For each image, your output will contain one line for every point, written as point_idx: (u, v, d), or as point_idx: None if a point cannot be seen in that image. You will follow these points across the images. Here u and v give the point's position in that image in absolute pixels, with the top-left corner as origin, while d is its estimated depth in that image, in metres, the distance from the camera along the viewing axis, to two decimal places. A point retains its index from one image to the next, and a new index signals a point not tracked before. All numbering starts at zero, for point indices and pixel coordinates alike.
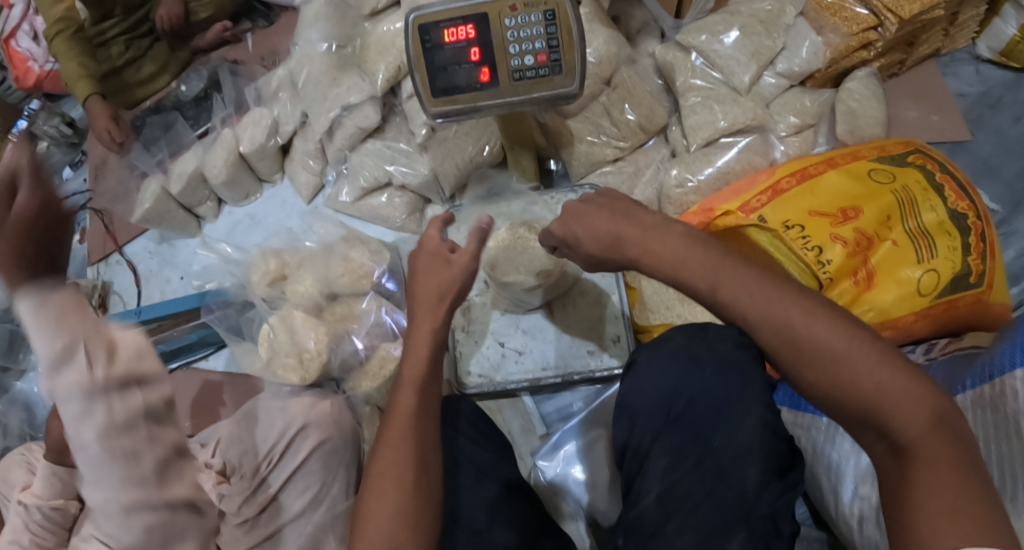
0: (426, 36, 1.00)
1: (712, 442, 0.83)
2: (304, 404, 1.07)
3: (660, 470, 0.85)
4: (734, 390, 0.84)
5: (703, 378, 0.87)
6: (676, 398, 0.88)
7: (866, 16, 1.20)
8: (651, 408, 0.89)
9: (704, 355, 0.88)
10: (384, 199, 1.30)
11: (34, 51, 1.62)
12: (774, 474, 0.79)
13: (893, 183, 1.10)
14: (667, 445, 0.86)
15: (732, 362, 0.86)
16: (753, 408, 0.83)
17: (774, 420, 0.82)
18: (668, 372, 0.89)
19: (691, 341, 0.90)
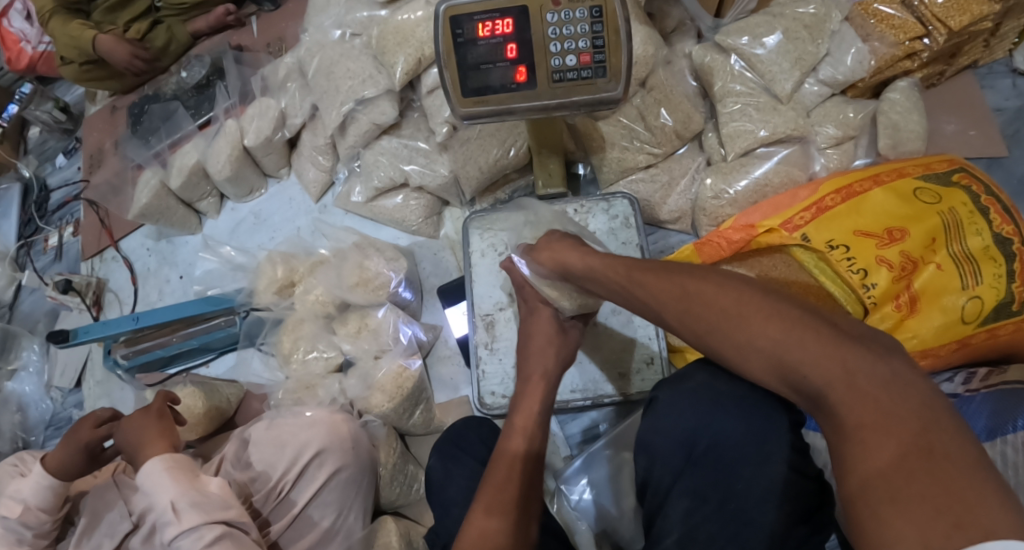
0: (458, 29, 0.93)
1: (735, 485, 0.75)
2: (319, 426, 0.99)
3: (680, 513, 0.78)
4: (761, 430, 0.75)
5: (724, 418, 0.77)
6: (696, 438, 0.79)
7: (913, 24, 1.13)
8: (672, 445, 0.80)
9: (725, 393, 0.78)
10: (400, 201, 1.23)
11: (28, 32, 1.51)
12: (799, 517, 0.73)
13: (939, 205, 1.04)
14: (688, 485, 0.78)
15: (756, 399, 0.77)
16: (778, 450, 0.74)
17: (805, 461, 0.74)
18: (688, 409, 0.80)
19: (717, 377, 0.81)
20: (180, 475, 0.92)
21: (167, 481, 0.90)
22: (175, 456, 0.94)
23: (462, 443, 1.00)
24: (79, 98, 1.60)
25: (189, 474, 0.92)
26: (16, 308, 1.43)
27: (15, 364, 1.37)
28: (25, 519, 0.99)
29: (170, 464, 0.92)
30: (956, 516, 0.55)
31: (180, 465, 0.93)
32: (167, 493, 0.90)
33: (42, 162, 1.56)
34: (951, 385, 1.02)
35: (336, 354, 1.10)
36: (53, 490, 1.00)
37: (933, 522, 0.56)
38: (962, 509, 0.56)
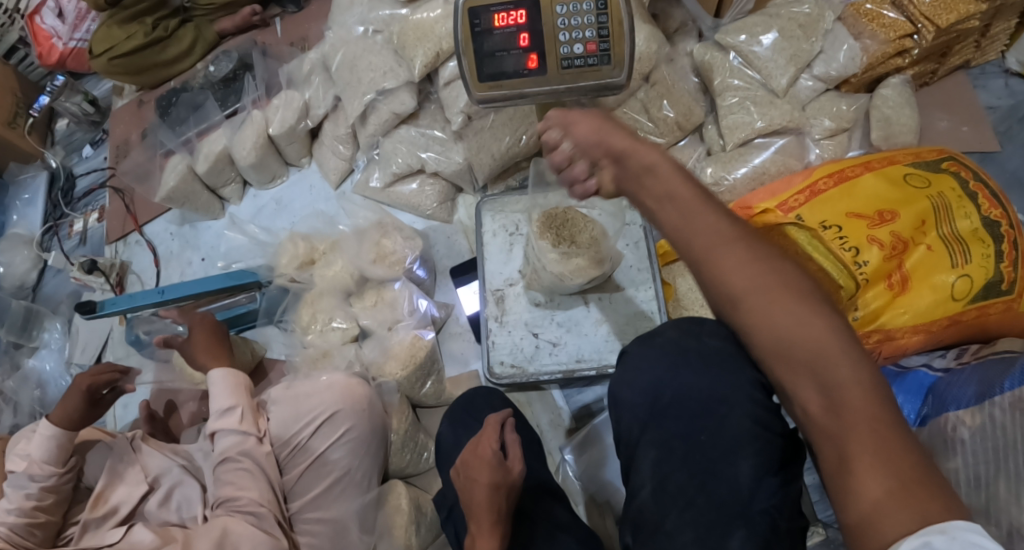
0: (476, 19, 1.02)
1: (700, 437, 0.81)
2: (332, 391, 1.05)
3: (650, 462, 0.83)
4: (722, 386, 0.81)
5: (688, 374, 0.84)
6: (661, 391, 0.85)
7: (902, 23, 1.21)
8: (639, 398, 0.86)
9: (692, 351, 0.84)
10: (415, 187, 1.29)
11: (60, 29, 1.60)
12: (766, 468, 0.77)
13: (928, 189, 1.09)
14: (655, 438, 0.84)
15: (721, 359, 0.83)
16: (741, 406, 0.80)
17: (765, 414, 0.80)
18: (655, 364, 0.86)
19: (683, 336, 0.86)
20: (238, 384, 1.05)
21: (229, 394, 1.03)
22: (235, 372, 1.06)
23: (473, 411, 1.07)
24: (107, 93, 1.69)
25: (245, 387, 1.06)
26: (40, 289, 1.52)
27: (36, 341, 1.46)
28: (32, 472, 1.10)
29: (231, 377, 1.05)
30: (946, 502, 0.62)
31: (241, 381, 1.06)
32: (225, 400, 1.03)
33: (69, 152, 1.66)
34: (944, 360, 1.07)
35: (353, 326, 1.15)
36: (56, 440, 1.12)
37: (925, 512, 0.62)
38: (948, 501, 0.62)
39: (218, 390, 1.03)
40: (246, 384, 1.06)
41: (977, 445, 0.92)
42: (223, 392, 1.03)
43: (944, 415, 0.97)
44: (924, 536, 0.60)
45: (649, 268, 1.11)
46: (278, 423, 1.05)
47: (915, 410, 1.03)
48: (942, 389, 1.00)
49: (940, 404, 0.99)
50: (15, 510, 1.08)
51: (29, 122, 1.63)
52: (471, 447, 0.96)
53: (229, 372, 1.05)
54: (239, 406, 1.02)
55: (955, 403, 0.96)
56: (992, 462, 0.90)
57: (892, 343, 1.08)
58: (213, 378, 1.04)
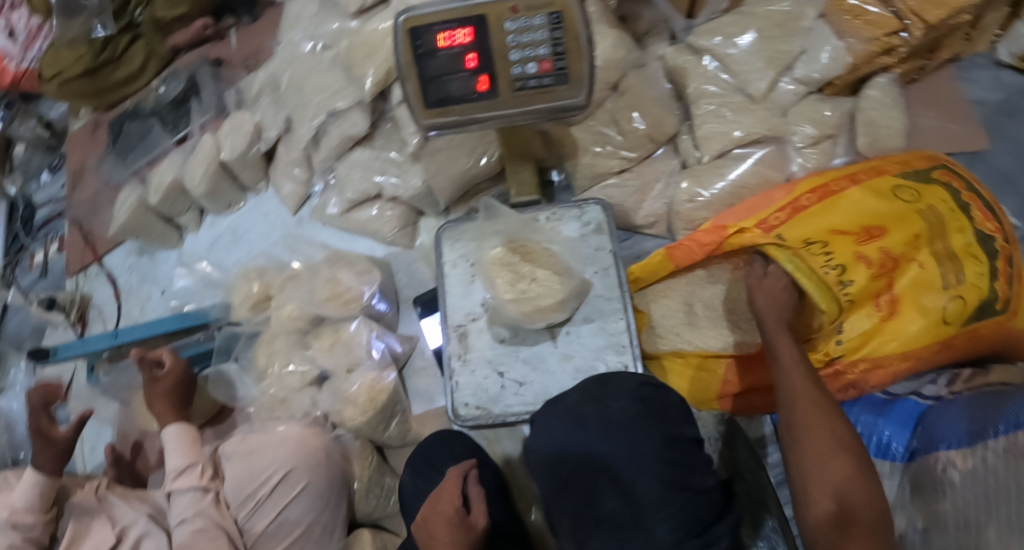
0: (417, 40, 0.93)
1: (609, 503, 0.79)
2: (289, 444, 1.01)
3: (564, 529, 0.81)
4: (630, 452, 0.79)
5: (591, 438, 0.81)
6: (563, 456, 0.81)
7: (887, 19, 1.11)
8: (543, 463, 0.83)
9: (591, 416, 0.81)
10: (374, 212, 1.22)
11: (10, 50, 1.52)
12: (684, 533, 0.76)
13: (919, 202, 1.01)
14: (565, 504, 0.81)
15: (623, 423, 0.80)
16: (652, 469, 0.78)
17: (676, 475, 0.78)
18: (554, 428, 0.81)
19: (583, 397, 0.82)
20: (192, 440, 1.04)
21: (185, 448, 1.03)
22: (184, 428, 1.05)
23: (432, 460, 1.02)
24: (64, 115, 1.59)
25: (197, 443, 1.05)
26: (3, 326, 1.44)
27: (3, 382, 1.38)
28: (16, 521, 1.05)
29: (185, 433, 1.05)
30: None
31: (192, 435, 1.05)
32: (177, 457, 1.02)
33: (27, 179, 1.59)
34: (935, 388, 0.99)
35: (311, 368, 1.09)
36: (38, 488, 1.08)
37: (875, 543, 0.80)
38: None
39: (173, 445, 1.03)
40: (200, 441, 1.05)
41: (968, 490, 0.83)
42: (176, 449, 1.03)
43: (935, 454, 0.89)
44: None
45: (619, 296, 1.03)
46: (233, 480, 1.02)
47: (904, 444, 0.97)
48: (933, 422, 0.94)
49: (930, 441, 0.91)
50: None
51: None
52: (430, 500, 0.89)
53: (184, 427, 1.05)
54: (195, 462, 1.02)
55: (945, 442, 0.89)
56: (984, 505, 0.81)
57: (881, 371, 1.00)
58: (169, 435, 1.04)
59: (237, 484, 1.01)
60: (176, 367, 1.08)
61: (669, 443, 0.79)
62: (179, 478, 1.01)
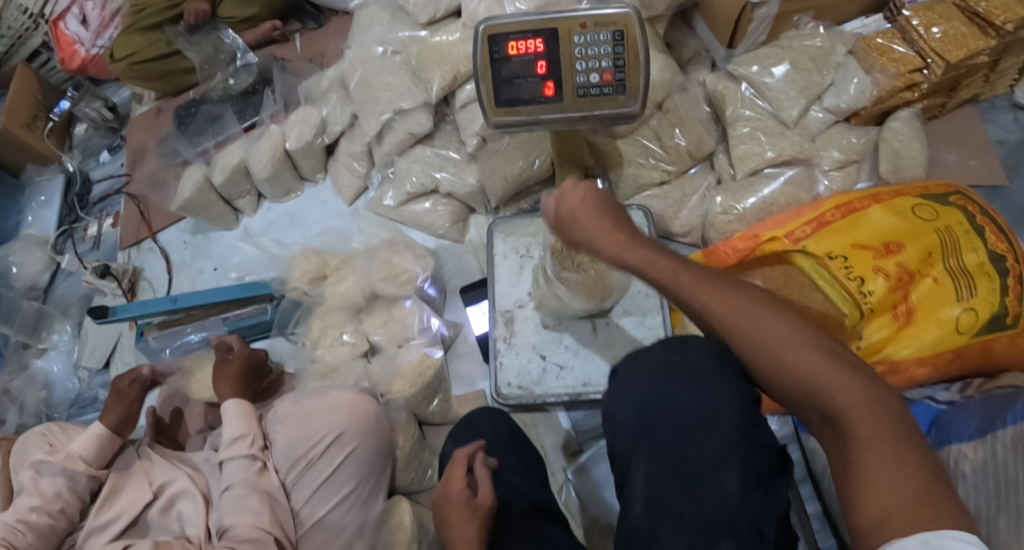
0: (494, 47, 1.03)
1: (686, 449, 0.82)
2: (344, 407, 1.07)
3: (642, 475, 0.84)
4: (708, 401, 0.82)
5: (675, 389, 0.85)
6: (649, 404, 0.86)
7: (912, 57, 1.22)
8: (630, 413, 0.88)
9: (677, 366, 0.86)
10: (428, 206, 1.32)
11: (82, 35, 1.63)
12: (755, 480, 0.78)
13: (936, 222, 1.10)
14: (646, 451, 0.85)
15: (705, 374, 0.84)
16: (729, 418, 0.81)
17: (751, 426, 0.81)
18: (642, 381, 0.88)
19: (669, 353, 0.88)
20: (248, 413, 1.09)
21: (240, 418, 1.07)
22: (245, 402, 1.10)
23: (476, 426, 1.11)
24: (126, 99, 1.72)
25: (254, 416, 1.09)
26: (51, 291, 1.53)
27: (45, 342, 1.46)
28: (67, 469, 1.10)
29: (236, 407, 1.08)
30: (932, 507, 0.65)
31: (249, 410, 1.09)
32: (233, 428, 1.06)
33: (86, 157, 1.68)
34: (948, 393, 1.06)
35: (362, 341, 1.18)
36: (99, 440, 1.14)
37: (920, 513, 0.65)
38: (931, 505, 0.65)
39: (229, 416, 1.07)
40: (255, 412, 1.10)
41: (978, 480, 0.90)
42: (233, 419, 1.07)
43: (945, 448, 0.95)
44: (898, 500, 0.66)
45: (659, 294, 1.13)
46: (285, 450, 1.06)
47: None
48: (946, 421, 0.98)
49: (941, 437, 0.96)
50: (39, 508, 1.06)
51: (48, 125, 1.64)
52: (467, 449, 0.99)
53: (234, 404, 1.09)
54: (247, 432, 1.06)
55: (958, 437, 0.94)
56: (995, 497, 0.89)
57: (898, 375, 1.07)
58: (226, 409, 1.09)
59: (290, 452, 1.06)
60: (248, 353, 1.18)
61: (749, 395, 0.83)
62: (228, 450, 1.04)
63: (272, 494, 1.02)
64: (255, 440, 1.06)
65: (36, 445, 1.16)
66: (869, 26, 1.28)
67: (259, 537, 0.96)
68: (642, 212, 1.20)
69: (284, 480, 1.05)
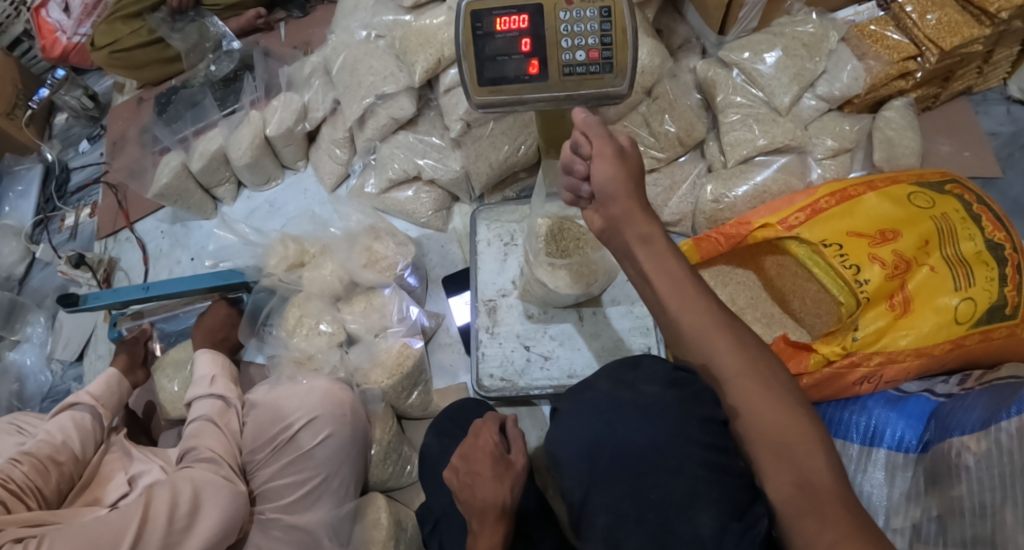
0: (478, 23, 1.00)
1: (649, 494, 0.76)
2: (319, 393, 1.03)
3: (601, 529, 0.77)
4: (664, 439, 0.78)
5: (627, 427, 0.80)
6: (599, 447, 0.80)
7: (906, 45, 1.20)
8: (577, 456, 0.81)
9: (628, 402, 0.82)
10: (411, 194, 1.28)
11: (65, 23, 1.55)
12: (729, 515, 0.73)
13: (932, 210, 1.07)
14: (603, 502, 0.78)
15: (659, 407, 0.80)
16: (692, 452, 0.77)
17: (714, 459, 0.77)
18: (589, 421, 0.82)
19: (617, 389, 0.85)
20: (223, 363, 1.11)
21: (210, 361, 1.09)
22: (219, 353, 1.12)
23: (459, 420, 1.07)
24: (109, 89, 1.63)
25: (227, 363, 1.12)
26: (26, 282, 1.45)
27: (20, 335, 1.39)
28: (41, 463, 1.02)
29: (208, 354, 1.10)
30: None
31: (223, 360, 1.11)
32: (206, 368, 1.09)
33: (66, 147, 1.59)
34: (946, 385, 1.03)
35: (339, 330, 1.12)
36: (105, 378, 1.13)
37: None
38: None
39: (200, 360, 1.10)
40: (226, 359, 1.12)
41: (982, 472, 0.86)
42: (205, 365, 1.09)
43: (948, 441, 0.92)
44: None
45: None
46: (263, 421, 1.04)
47: (916, 436, 0.99)
48: (946, 413, 0.95)
49: (943, 430, 0.93)
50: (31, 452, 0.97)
51: (27, 114, 1.55)
52: (469, 438, 0.96)
53: (206, 351, 1.11)
54: (216, 373, 1.08)
55: (959, 429, 0.91)
56: (1000, 489, 0.84)
57: (894, 366, 1.02)
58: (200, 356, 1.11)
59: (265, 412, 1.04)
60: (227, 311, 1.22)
61: (709, 430, 0.78)
62: (196, 386, 1.07)
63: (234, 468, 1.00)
64: (221, 381, 1.08)
65: (3, 431, 1.06)
66: (861, 14, 1.26)
67: (213, 457, 0.97)
68: None
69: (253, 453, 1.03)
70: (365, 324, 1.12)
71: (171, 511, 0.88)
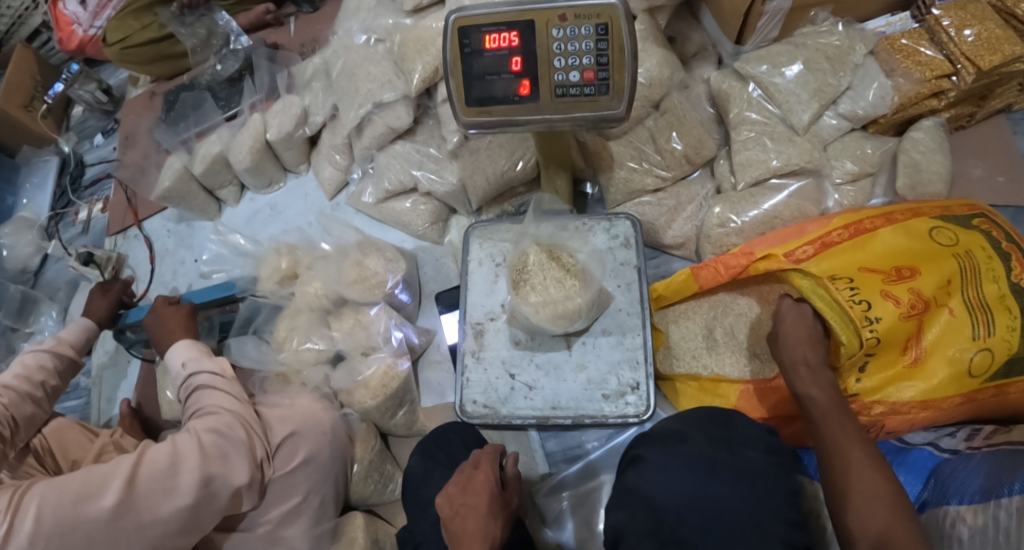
0: (466, 39, 0.94)
1: None
2: (302, 412, 1.03)
3: None
4: (759, 510, 0.79)
5: (720, 489, 0.81)
6: (687, 506, 0.81)
7: (940, 62, 1.10)
8: (660, 509, 0.82)
9: (725, 465, 0.83)
10: (408, 205, 1.25)
11: (81, 15, 1.54)
12: None
13: (955, 247, 0.99)
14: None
15: (755, 472, 0.82)
16: (779, 525, 0.78)
17: (797, 537, 0.78)
18: (677, 471, 0.84)
19: (714, 445, 0.86)
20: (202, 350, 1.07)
21: (193, 351, 1.05)
22: (195, 343, 1.08)
23: (446, 445, 1.07)
24: (123, 82, 1.63)
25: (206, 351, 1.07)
26: (41, 275, 1.46)
27: (33, 327, 1.39)
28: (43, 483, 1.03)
29: (185, 343, 1.07)
30: None
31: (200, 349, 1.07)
32: (180, 357, 1.05)
33: (81, 139, 1.60)
34: (952, 441, 0.97)
35: (328, 348, 1.11)
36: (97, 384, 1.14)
37: None
38: None
39: (185, 350, 1.06)
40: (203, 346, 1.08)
41: (975, 547, 0.81)
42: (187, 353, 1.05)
43: (942, 508, 0.87)
44: None
45: (639, 313, 1.05)
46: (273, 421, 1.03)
47: (914, 494, 0.94)
48: (946, 473, 0.91)
49: (940, 494, 0.89)
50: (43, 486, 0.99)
51: (44, 107, 1.57)
52: (469, 469, 0.97)
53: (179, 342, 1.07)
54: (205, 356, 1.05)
55: (957, 497, 0.86)
56: None
57: (898, 417, 0.98)
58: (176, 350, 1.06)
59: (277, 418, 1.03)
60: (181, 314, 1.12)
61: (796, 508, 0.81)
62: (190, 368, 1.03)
63: (246, 422, 0.97)
64: (200, 364, 1.03)
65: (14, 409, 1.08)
66: (893, 26, 1.15)
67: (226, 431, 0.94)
68: (630, 222, 1.10)
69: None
70: (350, 343, 1.11)
71: (170, 464, 0.88)
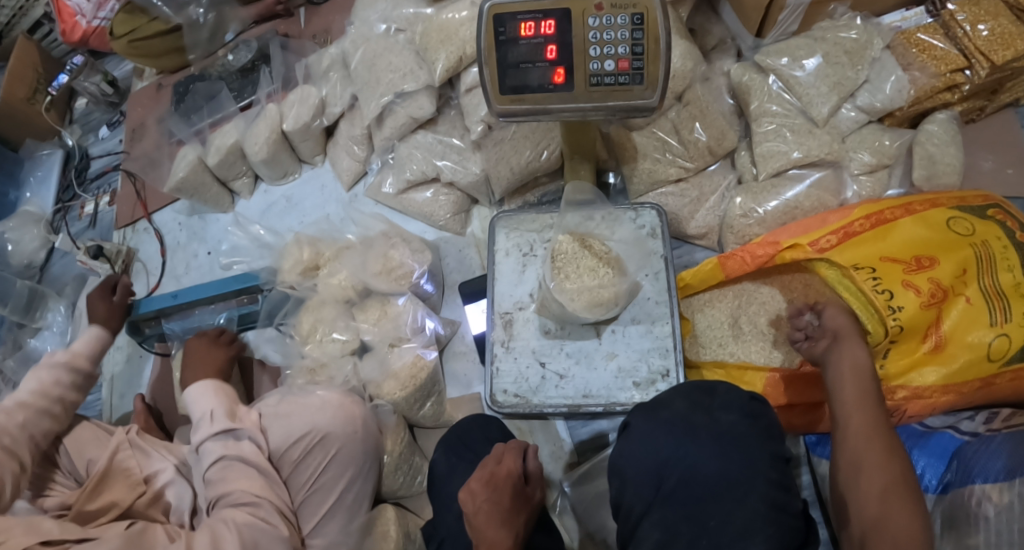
0: (501, 27, 0.94)
1: (708, 521, 0.81)
2: (329, 407, 1.02)
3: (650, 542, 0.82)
4: (733, 471, 0.82)
5: (699, 450, 0.84)
6: (668, 468, 0.85)
7: (955, 56, 1.13)
8: (643, 475, 0.85)
9: (702, 427, 0.85)
10: (429, 196, 1.25)
11: (84, 6, 1.50)
12: None
13: (972, 237, 1.01)
14: (659, 520, 0.83)
15: (732, 435, 0.84)
16: (758, 485, 0.81)
17: (779, 496, 0.81)
18: (661, 437, 0.86)
19: (693, 409, 0.87)
20: (216, 390, 1.05)
21: (206, 396, 1.04)
22: (212, 383, 1.06)
23: (469, 442, 1.06)
24: (128, 74, 1.60)
25: (222, 393, 1.05)
26: (47, 269, 1.44)
27: (40, 322, 1.37)
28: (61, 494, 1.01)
29: (200, 388, 1.05)
30: None
31: (217, 390, 1.05)
32: (201, 402, 1.03)
33: (86, 132, 1.58)
34: (972, 424, 0.99)
35: (354, 339, 1.11)
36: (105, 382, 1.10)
37: None
38: None
39: (197, 397, 1.04)
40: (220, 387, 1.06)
41: (1003, 525, 0.84)
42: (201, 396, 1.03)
43: (968, 487, 0.90)
44: None
45: (668, 302, 1.05)
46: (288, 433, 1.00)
47: (937, 477, 0.96)
48: (969, 455, 0.93)
49: (964, 474, 0.91)
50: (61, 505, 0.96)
51: (48, 99, 1.53)
52: (491, 463, 0.96)
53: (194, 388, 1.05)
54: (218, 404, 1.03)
55: (982, 477, 0.89)
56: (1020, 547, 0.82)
57: (920, 402, 0.99)
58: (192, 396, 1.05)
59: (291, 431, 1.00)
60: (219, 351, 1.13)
61: (778, 470, 0.83)
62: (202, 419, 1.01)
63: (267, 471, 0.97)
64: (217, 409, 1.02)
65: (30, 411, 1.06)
66: (908, 20, 1.18)
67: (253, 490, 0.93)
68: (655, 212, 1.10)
69: (271, 457, 1.00)
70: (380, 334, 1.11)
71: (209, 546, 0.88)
